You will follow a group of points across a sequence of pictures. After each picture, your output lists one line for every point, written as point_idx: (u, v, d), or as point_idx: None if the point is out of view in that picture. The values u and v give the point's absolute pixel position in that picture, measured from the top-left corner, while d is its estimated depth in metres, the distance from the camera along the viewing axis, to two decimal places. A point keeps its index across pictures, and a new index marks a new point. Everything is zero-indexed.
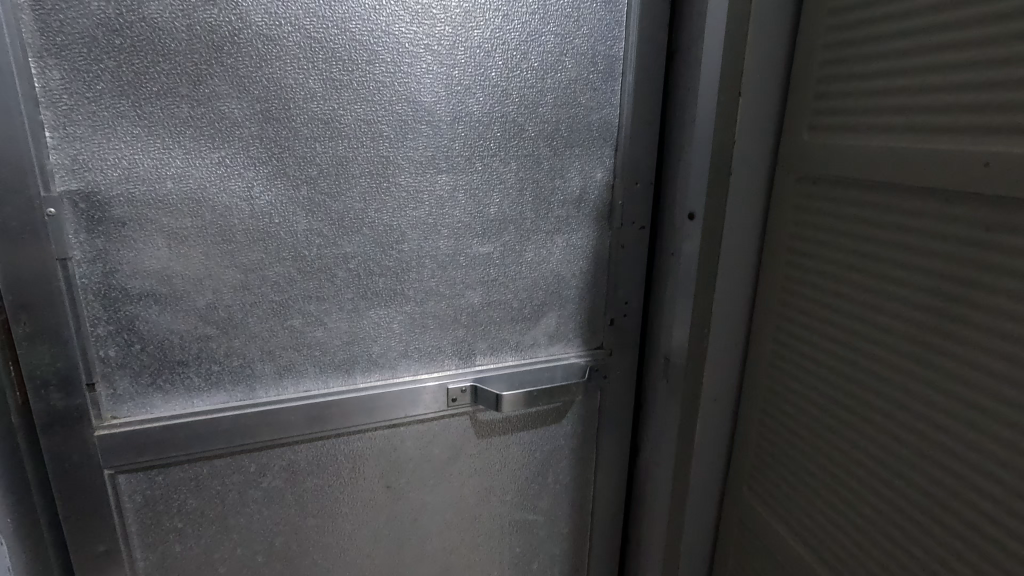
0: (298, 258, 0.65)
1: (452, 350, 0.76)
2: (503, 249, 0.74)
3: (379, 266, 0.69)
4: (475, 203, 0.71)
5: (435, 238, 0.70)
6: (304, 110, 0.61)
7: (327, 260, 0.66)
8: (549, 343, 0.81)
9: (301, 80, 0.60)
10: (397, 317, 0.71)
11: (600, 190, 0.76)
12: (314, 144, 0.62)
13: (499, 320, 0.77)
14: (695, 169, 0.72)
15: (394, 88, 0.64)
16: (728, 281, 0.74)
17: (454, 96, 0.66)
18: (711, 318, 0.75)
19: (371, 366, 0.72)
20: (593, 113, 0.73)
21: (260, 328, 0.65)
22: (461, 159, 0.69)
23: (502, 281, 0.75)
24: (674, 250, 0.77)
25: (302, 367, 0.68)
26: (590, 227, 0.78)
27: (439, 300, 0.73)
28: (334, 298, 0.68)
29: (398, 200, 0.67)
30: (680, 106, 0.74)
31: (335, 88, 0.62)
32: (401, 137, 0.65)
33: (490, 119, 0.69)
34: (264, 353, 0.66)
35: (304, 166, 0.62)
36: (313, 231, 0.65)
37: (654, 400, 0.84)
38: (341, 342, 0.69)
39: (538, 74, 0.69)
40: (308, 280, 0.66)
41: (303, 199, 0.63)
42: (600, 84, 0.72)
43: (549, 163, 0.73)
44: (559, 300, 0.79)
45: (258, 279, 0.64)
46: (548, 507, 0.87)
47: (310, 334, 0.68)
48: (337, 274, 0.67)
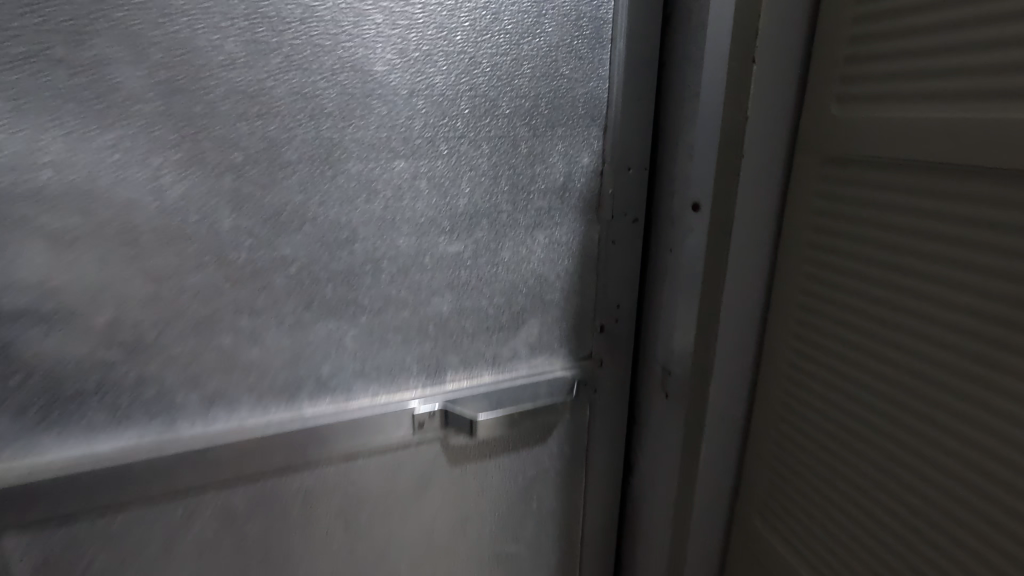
0: (224, 263, 0.54)
1: (418, 366, 0.65)
2: (475, 247, 0.64)
3: (326, 271, 0.58)
4: (440, 194, 0.60)
5: (394, 236, 0.60)
6: (223, 80, 0.50)
7: (261, 266, 0.55)
8: (530, 355, 0.70)
9: (218, 43, 0.49)
10: (351, 331, 0.60)
11: (587, 177, 0.66)
12: (238, 123, 0.51)
13: (473, 330, 0.66)
14: (697, 151, 0.62)
15: (338, 56, 0.53)
16: (738, 281, 0.64)
17: (411, 65, 0.55)
18: (720, 324, 0.65)
19: (320, 388, 0.61)
20: (578, 87, 0.62)
21: (180, 349, 0.54)
22: (423, 142, 0.58)
23: (474, 286, 0.65)
24: (673, 247, 0.67)
25: (235, 394, 0.57)
26: (575, 221, 0.67)
27: (401, 309, 0.62)
28: (272, 310, 0.57)
29: (347, 192, 0.56)
30: (679, 78, 0.64)
31: (262, 54, 0.50)
32: (349, 115, 0.54)
33: (456, 94, 0.58)
34: (187, 379, 0.55)
35: (225, 149, 0.51)
36: (241, 230, 0.53)
37: (651, 415, 0.75)
38: (283, 362, 0.58)
39: (512, 39, 0.58)
40: (238, 289, 0.55)
41: (227, 191, 0.52)
42: (586, 52, 0.61)
43: (527, 147, 0.62)
44: (541, 306, 0.69)
45: (174, 289, 0.52)
46: (533, 538, 0.77)
47: (244, 353, 0.57)
48: (275, 281, 0.56)
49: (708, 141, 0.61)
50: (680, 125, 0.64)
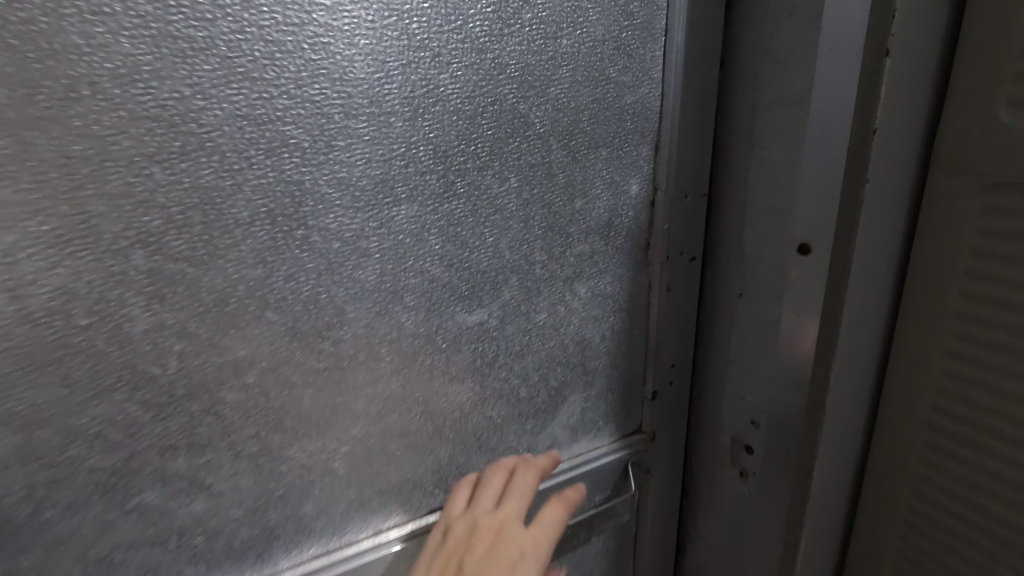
0: (143, 382, 0.35)
1: (432, 479, 0.48)
2: (502, 313, 0.47)
3: (301, 372, 0.40)
4: (457, 248, 0.44)
5: (396, 312, 0.43)
6: (120, 100, 0.31)
7: (204, 379, 0.37)
8: (571, 440, 0.55)
9: (107, 40, 0.30)
10: (341, 449, 0.43)
11: (635, 210, 0.51)
12: (149, 167, 0.32)
13: (501, 420, 0.50)
14: (791, 173, 0.47)
15: (310, 58, 0.35)
16: (854, 335, 0.51)
17: (414, 70, 0.38)
18: (838, 389, 0.52)
19: (302, 535, 0.43)
20: (626, 94, 0.47)
21: (77, 520, 0.35)
22: (434, 179, 0.41)
23: (502, 363, 0.49)
24: (745, 292, 0.53)
25: (171, 568, 0.38)
26: (623, 267, 0.52)
27: (409, 408, 0.45)
28: (223, 440, 0.38)
29: (329, 259, 0.39)
30: (745, 78, 0.50)
31: (183, 57, 0.32)
32: (327, 146, 0.37)
33: (477, 109, 0.41)
34: (93, 563, 0.36)
35: (130, 210, 0.32)
36: (167, 331, 0.35)
37: (711, 494, 0.60)
38: (244, 510, 0.40)
39: (548, 32, 0.42)
40: (168, 418, 0.36)
41: (137, 274, 0.33)
42: (636, 48, 0.46)
43: (565, 176, 0.47)
44: (583, 377, 0.53)
45: (60, 433, 0.33)
46: None
47: (185, 508, 0.38)
48: (226, 396, 0.38)
49: (828, 163, 0.46)
50: (750, 138, 0.50)
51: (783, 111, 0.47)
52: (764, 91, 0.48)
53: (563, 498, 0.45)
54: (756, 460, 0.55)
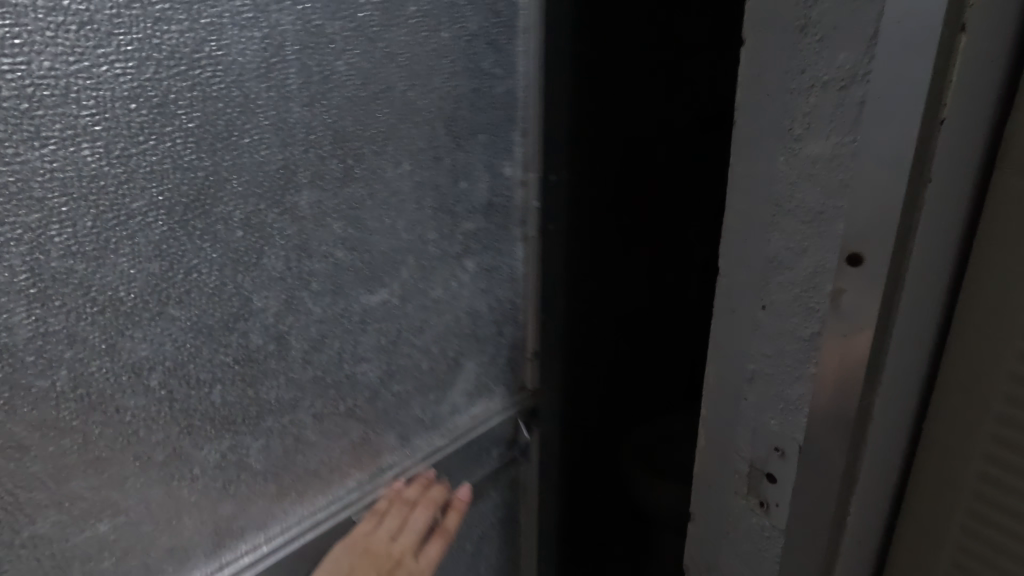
0: (27, 399, 0.31)
1: (349, 461, 0.48)
2: (403, 292, 0.49)
3: (209, 369, 0.38)
4: (358, 232, 0.45)
5: (304, 298, 0.42)
6: None
7: (100, 387, 0.34)
8: (469, 404, 0.59)
9: None
10: (256, 445, 0.42)
11: (511, 189, 0.57)
12: (20, 153, 0.29)
13: (406, 396, 0.52)
14: (830, 176, 0.41)
15: (204, 39, 0.34)
16: (908, 349, 0.46)
17: (311, 55, 0.39)
18: (879, 420, 0.46)
19: (220, 539, 0.41)
20: (497, 84, 0.52)
21: None
22: (334, 164, 0.42)
23: (405, 340, 0.51)
24: (770, 304, 0.46)
25: None
26: (503, 243, 0.58)
27: (322, 393, 0.45)
28: (127, 452, 0.35)
29: (233, 249, 0.38)
30: (801, 47, 0.40)
31: (58, 31, 0.29)
32: (226, 131, 0.36)
33: (370, 95, 0.43)
34: None
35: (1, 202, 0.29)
36: (54, 338, 0.32)
37: (706, 512, 0.56)
38: (157, 524, 0.37)
39: (429, 24, 0.46)
40: (60, 435, 0.33)
41: (12, 276, 0.30)
42: (503, 42, 0.52)
43: (450, 160, 0.50)
44: (477, 344, 0.58)
45: None
46: None
47: (88, 532, 0.35)
48: (128, 404, 0.35)
49: (885, 161, 0.38)
50: (784, 135, 0.42)
51: (824, 100, 0.40)
52: (795, 82, 0.41)
53: (443, 530, 0.51)
54: (782, 489, 0.49)
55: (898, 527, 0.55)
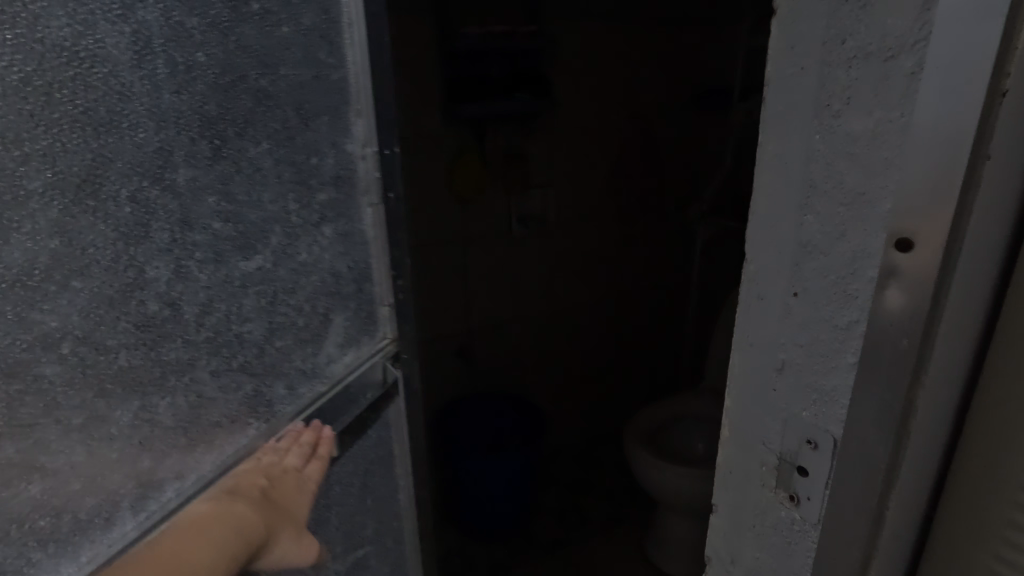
0: None
1: (246, 411, 0.52)
2: (275, 256, 0.52)
3: (115, 335, 0.41)
4: (231, 205, 0.47)
5: (192, 268, 0.45)
6: None
7: (16, 358, 0.36)
8: (341, 354, 0.61)
9: None
10: (163, 399, 0.45)
11: (357, 161, 0.58)
12: None
13: (288, 350, 0.55)
14: (854, 179, 0.52)
15: (82, 33, 0.36)
16: (957, 326, 0.52)
17: (179, 46, 0.42)
18: (925, 402, 0.54)
19: (144, 490, 0.45)
20: (331, 73, 0.54)
21: None
22: (203, 145, 0.44)
23: (283, 299, 0.53)
24: (800, 291, 0.59)
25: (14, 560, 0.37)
26: (352, 207, 0.58)
27: (216, 354, 0.49)
28: (48, 417, 0.38)
29: (122, 225, 0.40)
30: (800, 70, 0.55)
31: None
32: (108, 117, 0.38)
33: (230, 83, 0.46)
34: None
35: None
36: None
37: (744, 475, 0.72)
38: (84, 482, 0.40)
39: (269, 20, 0.48)
40: None
41: None
42: (337, 36, 0.53)
43: (303, 140, 0.52)
44: (342, 300, 0.60)
45: None
46: (385, 540, 0.74)
47: (21, 496, 0.37)
48: (44, 371, 0.37)
49: (922, 164, 0.47)
50: (822, 136, 0.54)
51: (855, 116, 0.51)
52: (829, 100, 0.53)
53: (321, 457, 0.58)
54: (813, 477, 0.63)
55: (945, 496, 0.61)
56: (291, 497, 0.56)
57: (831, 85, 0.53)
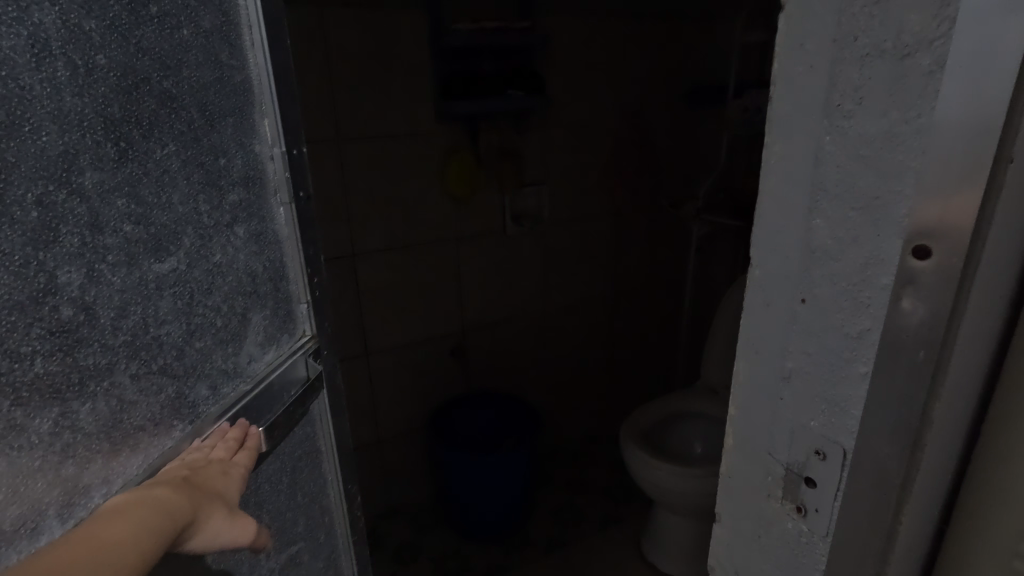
0: None
1: (168, 414, 0.55)
2: (189, 257, 0.56)
3: (29, 342, 0.42)
4: (140, 207, 0.50)
5: (104, 270, 0.47)
6: None
7: None
8: (263, 352, 0.67)
9: None
10: (86, 407, 0.46)
11: (267, 164, 0.65)
12: None
13: (208, 351, 0.59)
14: (867, 178, 0.45)
15: None
16: (974, 334, 0.46)
17: (78, 50, 0.44)
18: (940, 425, 0.47)
19: (70, 497, 0.45)
20: (235, 73, 0.60)
21: None
22: (108, 147, 0.47)
23: (199, 301, 0.57)
24: (809, 298, 0.51)
25: None
26: (264, 211, 0.66)
27: (135, 357, 0.51)
28: None
29: (30, 228, 0.42)
30: (802, 57, 0.47)
31: None
32: (9, 121, 0.40)
33: (134, 87, 0.49)
34: None
35: None
36: None
37: (750, 487, 0.62)
38: (6, 493, 0.41)
39: (169, 25, 0.52)
40: None
41: None
42: (234, 39, 0.60)
43: (207, 140, 0.57)
44: (259, 298, 0.66)
45: None
46: (310, 520, 0.81)
47: None
48: None
49: (952, 155, 0.40)
50: (830, 128, 0.46)
51: (868, 117, 0.44)
52: (838, 98, 0.46)
53: (247, 447, 0.61)
54: (822, 494, 0.54)
55: (956, 529, 0.54)
56: (220, 482, 0.55)
57: (840, 81, 0.45)
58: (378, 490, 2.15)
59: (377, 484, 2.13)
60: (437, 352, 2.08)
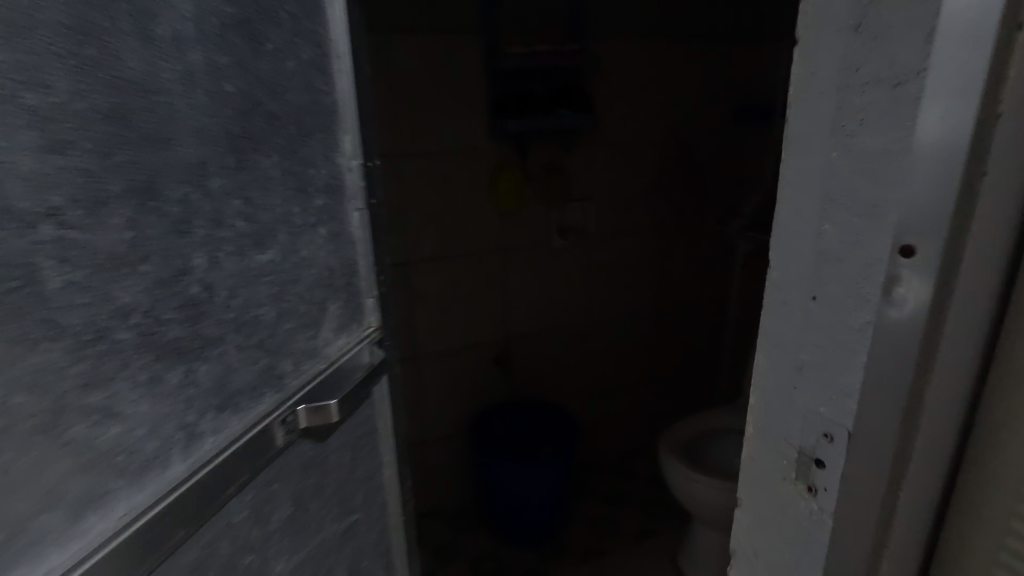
0: (58, 335, 0.43)
1: (261, 382, 0.64)
2: (282, 252, 0.66)
3: (168, 311, 0.52)
4: (249, 208, 0.61)
5: (222, 256, 0.58)
6: (22, 104, 0.40)
7: (102, 322, 0.46)
8: (336, 337, 0.77)
9: (10, 57, 0.39)
10: (203, 369, 0.57)
11: (347, 174, 0.76)
12: (47, 157, 0.41)
13: (293, 331, 0.69)
14: (868, 190, 0.49)
15: (150, 71, 0.49)
16: (959, 333, 0.49)
17: (212, 81, 0.55)
18: (931, 414, 0.51)
19: (189, 440, 0.55)
20: (325, 97, 0.71)
21: (26, 463, 0.41)
22: (230, 158, 0.58)
23: (288, 289, 0.67)
24: (819, 296, 0.55)
25: (105, 489, 0.47)
26: (342, 215, 0.76)
27: (239, 332, 0.61)
28: (123, 373, 0.49)
29: (174, 220, 0.52)
30: (813, 83, 0.53)
31: (68, 71, 0.42)
32: (165, 137, 0.51)
33: (248, 110, 0.60)
34: (44, 497, 0.43)
35: (39, 192, 0.41)
36: (77, 290, 0.44)
37: (768, 471, 0.65)
38: (146, 429, 0.51)
39: (278, 58, 0.63)
40: (81, 362, 0.45)
41: (47, 242, 0.42)
42: (326, 69, 0.71)
43: (301, 153, 0.68)
44: (334, 291, 0.76)
45: (6, 389, 0.40)
46: (367, 495, 0.90)
47: (107, 435, 0.47)
48: (121, 337, 0.48)
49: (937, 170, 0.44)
50: (838, 145, 0.51)
51: (869, 136, 0.48)
52: (843, 120, 0.50)
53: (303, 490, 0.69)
54: (828, 477, 0.57)
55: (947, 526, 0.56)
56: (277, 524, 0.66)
57: (846, 104, 0.50)
58: (422, 489, 2.24)
59: (422, 483, 2.22)
60: (483, 358, 2.17)
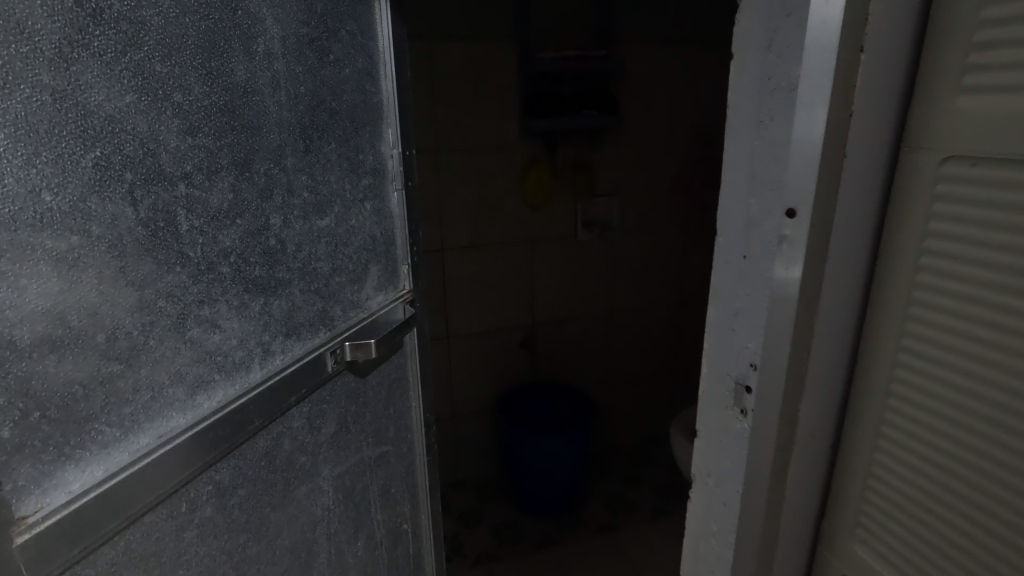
0: (187, 263, 0.61)
1: (318, 320, 0.82)
2: (338, 218, 0.84)
3: (255, 255, 0.70)
4: (314, 182, 0.78)
5: (293, 218, 0.76)
6: (174, 100, 0.57)
7: (212, 258, 0.64)
8: (375, 294, 0.94)
9: (167, 67, 0.56)
10: (277, 303, 0.74)
11: (389, 160, 0.93)
12: (186, 136, 0.59)
13: (342, 284, 0.86)
14: (775, 169, 0.61)
15: (248, 77, 0.66)
16: (841, 282, 0.60)
17: (291, 84, 0.73)
18: (820, 349, 0.62)
19: (265, 355, 0.73)
20: (374, 97, 0.89)
21: (164, 349, 0.59)
22: (300, 144, 0.75)
23: (340, 249, 0.85)
24: (748, 255, 0.66)
25: (210, 379, 0.65)
26: (384, 193, 0.93)
27: (303, 278, 0.79)
28: (224, 297, 0.66)
29: (262, 188, 0.70)
30: (742, 83, 0.64)
31: (199, 77, 0.60)
32: (257, 125, 0.68)
33: (315, 106, 0.77)
34: (173, 375, 0.61)
35: (179, 162, 0.59)
36: (200, 232, 0.62)
37: (713, 405, 0.75)
38: (237, 342, 0.69)
39: (339, 66, 0.81)
40: (199, 284, 0.63)
41: (182, 196, 0.59)
42: (374, 74, 0.89)
43: (354, 141, 0.85)
44: (376, 255, 0.93)
45: (155, 294, 0.58)
46: (397, 432, 1.07)
47: (212, 340, 0.65)
48: (223, 270, 0.66)
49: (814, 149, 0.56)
50: (757, 134, 0.62)
51: (777, 127, 0.60)
52: (762, 116, 0.62)
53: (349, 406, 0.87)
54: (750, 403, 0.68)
55: (843, 451, 0.69)
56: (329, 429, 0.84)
57: (762, 101, 0.61)
58: (449, 461, 2.41)
59: (449, 454, 2.40)
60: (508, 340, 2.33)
